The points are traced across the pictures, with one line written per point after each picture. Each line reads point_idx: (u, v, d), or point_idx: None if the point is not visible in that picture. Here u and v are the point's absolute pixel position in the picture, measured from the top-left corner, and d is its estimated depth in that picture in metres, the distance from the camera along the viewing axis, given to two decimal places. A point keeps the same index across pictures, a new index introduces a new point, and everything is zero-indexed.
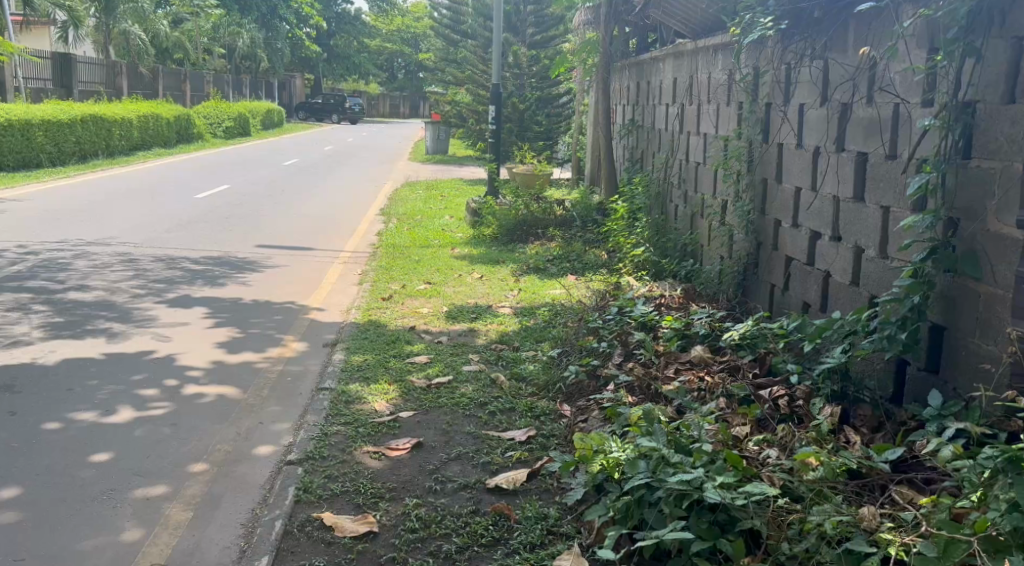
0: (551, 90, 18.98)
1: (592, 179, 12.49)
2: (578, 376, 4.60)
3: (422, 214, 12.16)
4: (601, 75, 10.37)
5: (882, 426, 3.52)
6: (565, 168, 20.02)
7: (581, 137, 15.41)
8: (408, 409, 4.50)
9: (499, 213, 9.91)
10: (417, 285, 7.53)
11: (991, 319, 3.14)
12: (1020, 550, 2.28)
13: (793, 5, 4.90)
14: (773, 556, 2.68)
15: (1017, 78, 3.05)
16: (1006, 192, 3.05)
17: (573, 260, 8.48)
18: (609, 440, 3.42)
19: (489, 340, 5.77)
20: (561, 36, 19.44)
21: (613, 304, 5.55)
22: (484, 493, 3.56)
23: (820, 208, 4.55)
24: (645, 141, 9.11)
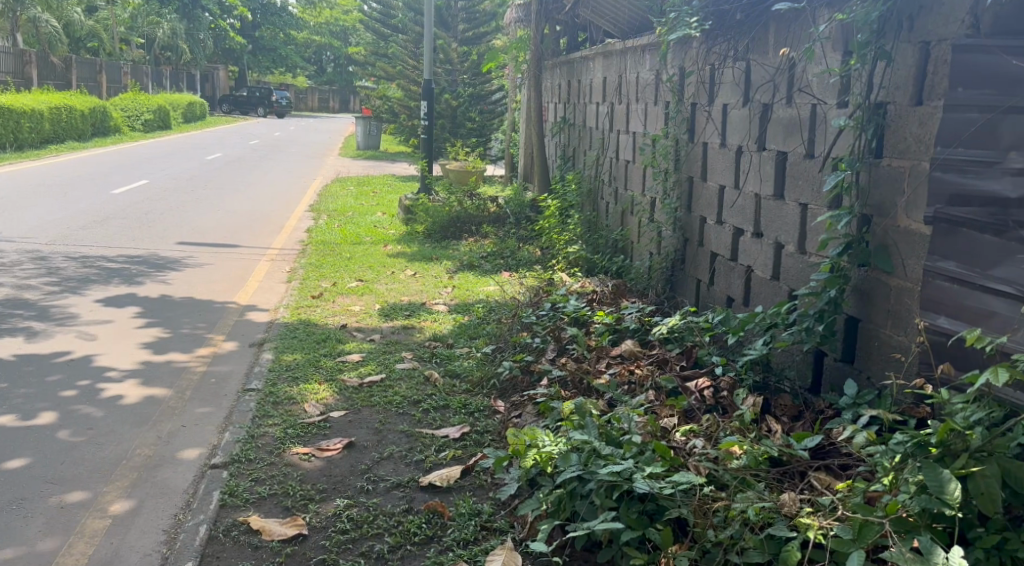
0: (484, 86, 18.98)
1: (526, 176, 12.56)
2: (512, 372, 4.64)
3: (353, 211, 12.06)
4: (533, 71, 10.43)
5: (801, 415, 3.65)
6: (498, 165, 20.03)
7: (515, 134, 15.46)
8: (339, 409, 4.47)
9: (432, 210, 9.89)
10: (350, 282, 7.47)
11: (901, 312, 3.30)
12: (927, 529, 2.43)
13: (717, 7, 5.04)
14: (699, 544, 2.75)
15: (924, 80, 3.20)
16: (915, 190, 3.19)
17: (506, 257, 8.53)
18: (542, 434, 3.45)
19: (422, 337, 5.77)
20: (493, 33, 19.43)
21: (546, 300, 5.62)
22: (417, 491, 3.57)
23: (742, 206, 4.69)
24: (577, 139, 9.21)
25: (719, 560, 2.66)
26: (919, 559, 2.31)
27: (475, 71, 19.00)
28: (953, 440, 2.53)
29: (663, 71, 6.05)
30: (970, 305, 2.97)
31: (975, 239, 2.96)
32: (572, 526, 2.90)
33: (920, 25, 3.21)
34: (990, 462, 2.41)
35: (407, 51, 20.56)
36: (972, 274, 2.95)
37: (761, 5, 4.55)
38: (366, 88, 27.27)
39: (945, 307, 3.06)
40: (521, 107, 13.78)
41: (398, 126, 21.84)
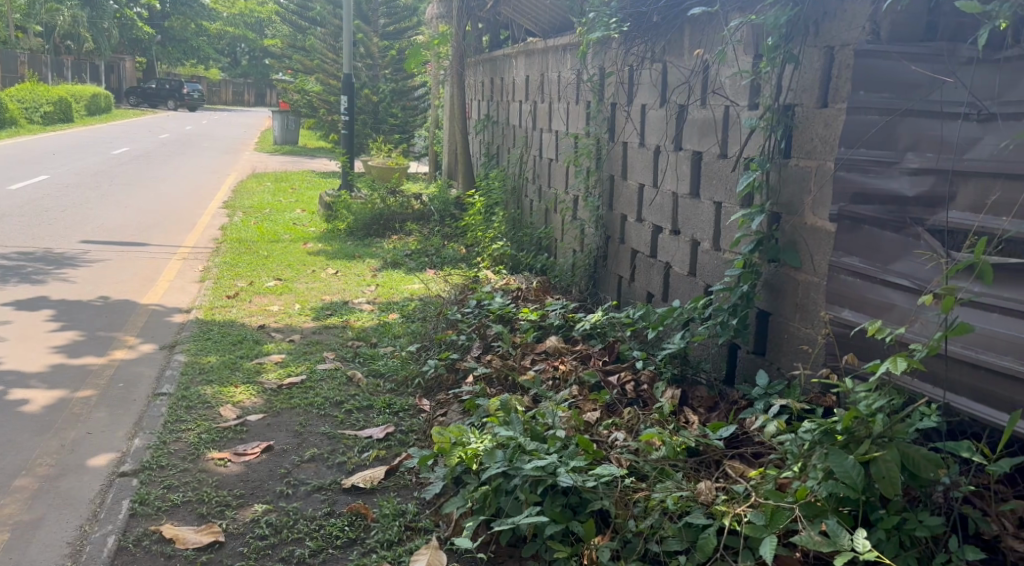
0: (406, 82, 18.78)
1: (451, 173, 12.53)
2: (437, 370, 4.64)
3: (270, 208, 11.83)
4: (456, 69, 10.42)
5: (717, 405, 3.77)
6: (421, 162, 19.89)
7: (439, 131, 15.39)
8: (257, 412, 4.40)
9: (354, 208, 9.79)
10: (267, 282, 7.33)
11: (809, 305, 3.44)
12: (834, 512, 2.56)
13: (634, 9, 5.13)
14: (621, 534, 2.83)
15: (829, 84, 3.33)
16: (821, 189, 3.33)
17: (430, 255, 8.50)
18: (467, 432, 3.46)
19: (345, 336, 5.73)
20: (414, 29, 19.29)
21: (472, 297, 5.63)
22: (340, 493, 3.55)
23: (661, 204, 4.81)
24: (500, 137, 9.25)
25: (639, 550, 2.74)
26: (826, 542, 2.43)
27: (397, 66, 18.81)
28: (857, 427, 2.65)
29: (584, 71, 6.13)
30: (871, 298, 3.12)
31: (876, 235, 3.12)
32: (498, 522, 2.94)
33: (826, 30, 3.34)
34: (890, 447, 2.53)
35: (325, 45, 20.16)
36: (873, 269, 3.11)
37: (676, 8, 4.66)
38: (285, 82, 26.74)
39: (849, 300, 3.22)
40: (444, 104, 13.73)
41: (317, 121, 21.49)
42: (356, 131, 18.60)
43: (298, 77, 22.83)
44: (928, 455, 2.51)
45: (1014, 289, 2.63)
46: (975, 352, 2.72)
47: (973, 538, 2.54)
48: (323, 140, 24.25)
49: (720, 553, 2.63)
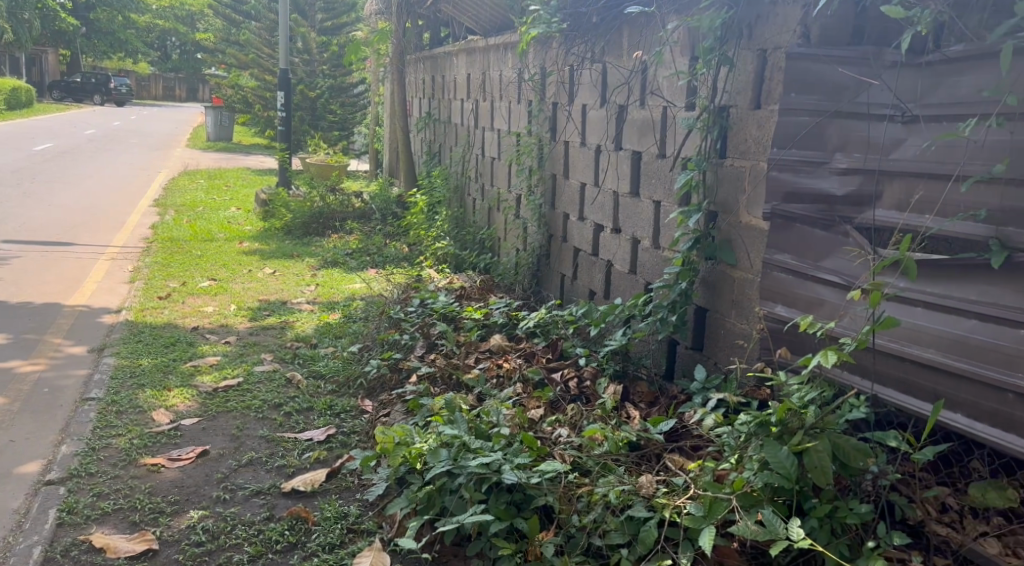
0: (345, 78, 18.55)
1: (392, 171, 12.45)
2: (380, 370, 4.62)
3: (204, 206, 11.59)
4: (396, 66, 10.36)
5: (657, 400, 3.85)
6: (361, 160, 19.70)
7: (379, 128, 15.26)
8: (192, 416, 4.33)
9: (291, 206, 9.65)
10: (201, 282, 7.21)
11: (744, 301, 3.54)
12: (769, 502, 2.64)
13: (574, 10, 5.18)
14: (564, 529, 2.87)
15: (762, 86, 3.43)
16: (755, 188, 3.42)
17: (371, 254, 8.45)
18: (411, 432, 3.45)
19: (284, 337, 5.66)
20: (353, 26, 19.12)
21: (415, 296, 5.62)
22: (280, 497, 3.52)
23: (602, 203, 4.87)
24: (442, 135, 9.25)
25: (582, 544, 2.79)
26: (762, 532, 2.50)
27: (336, 62, 18.59)
28: (791, 419, 2.73)
29: (525, 70, 6.17)
30: (802, 294, 3.22)
31: (808, 233, 3.22)
32: (442, 521, 2.95)
33: (758, 33, 3.44)
34: (822, 438, 2.62)
35: (260, 39, 19.75)
36: (804, 265, 3.21)
37: (614, 9, 4.72)
38: (220, 77, 26.20)
39: (782, 296, 3.31)
40: (384, 101, 13.63)
41: (254, 118, 21.11)
42: (294, 128, 18.33)
43: (232, 72, 22.39)
44: (858, 445, 2.60)
45: (936, 284, 2.74)
46: (901, 345, 2.82)
47: (900, 524, 2.66)
48: (259, 137, 23.85)
49: (661, 545, 2.70)
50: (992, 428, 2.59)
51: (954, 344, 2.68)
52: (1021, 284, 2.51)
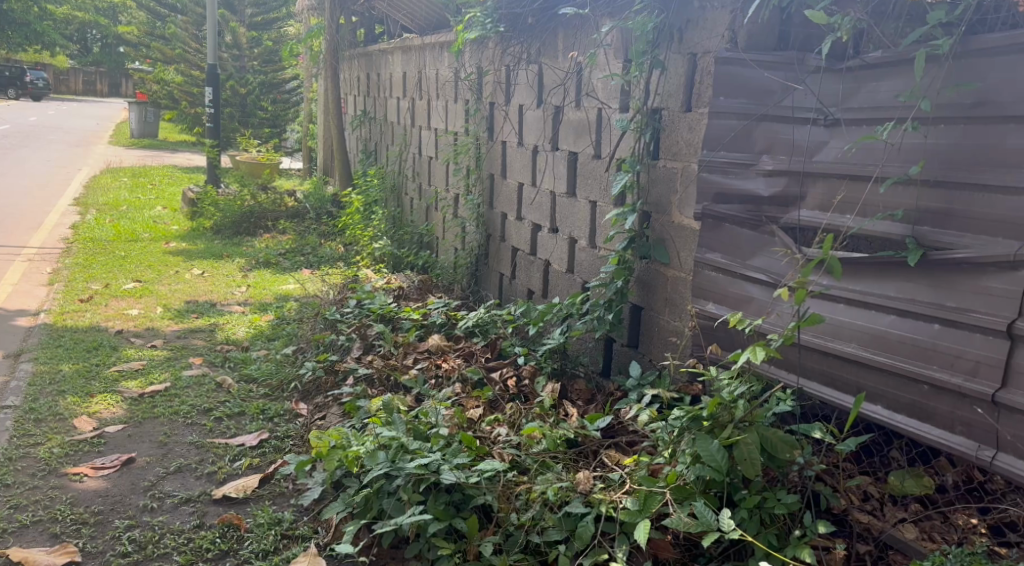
0: (277, 74, 18.05)
1: (326, 169, 12.33)
2: (315, 373, 4.59)
3: (128, 205, 11.29)
4: (330, 62, 10.24)
5: (594, 398, 3.91)
6: (295, 157, 19.41)
7: (311, 126, 15.00)
8: (117, 423, 4.24)
9: (221, 205, 9.47)
10: (125, 283, 7.05)
11: (677, 299, 3.62)
12: (701, 495, 2.71)
13: (509, 11, 5.20)
14: (504, 528, 2.90)
15: (692, 89, 3.51)
16: (686, 189, 3.51)
17: (305, 254, 8.34)
18: (346, 435, 3.43)
19: (214, 340, 5.57)
20: (284, 20, 18.52)
21: (351, 297, 5.59)
22: (210, 504, 3.48)
23: (539, 202, 4.92)
24: (378, 133, 9.19)
25: (521, 542, 2.83)
26: (695, 523, 2.57)
27: (268, 57, 18.07)
28: (721, 413, 2.81)
29: (461, 70, 6.18)
30: (731, 291, 3.33)
31: (736, 233, 3.31)
32: (379, 524, 2.95)
33: (688, 37, 3.51)
34: (750, 431, 2.70)
35: (187, 33, 19.22)
36: (733, 264, 3.30)
37: (550, 10, 4.77)
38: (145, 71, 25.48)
39: (712, 294, 3.41)
40: (317, 98, 13.43)
41: (182, 114, 20.61)
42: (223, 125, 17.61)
43: (157, 66, 21.76)
44: (784, 437, 2.70)
45: (858, 282, 2.85)
46: (825, 340, 2.94)
47: (824, 512, 2.73)
48: (187, 134, 23.26)
49: (598, 540, 2.74)
50: (910, 419, 2.71)
51: (874, 339, 2.80)
52: (936, 280, 2.63)
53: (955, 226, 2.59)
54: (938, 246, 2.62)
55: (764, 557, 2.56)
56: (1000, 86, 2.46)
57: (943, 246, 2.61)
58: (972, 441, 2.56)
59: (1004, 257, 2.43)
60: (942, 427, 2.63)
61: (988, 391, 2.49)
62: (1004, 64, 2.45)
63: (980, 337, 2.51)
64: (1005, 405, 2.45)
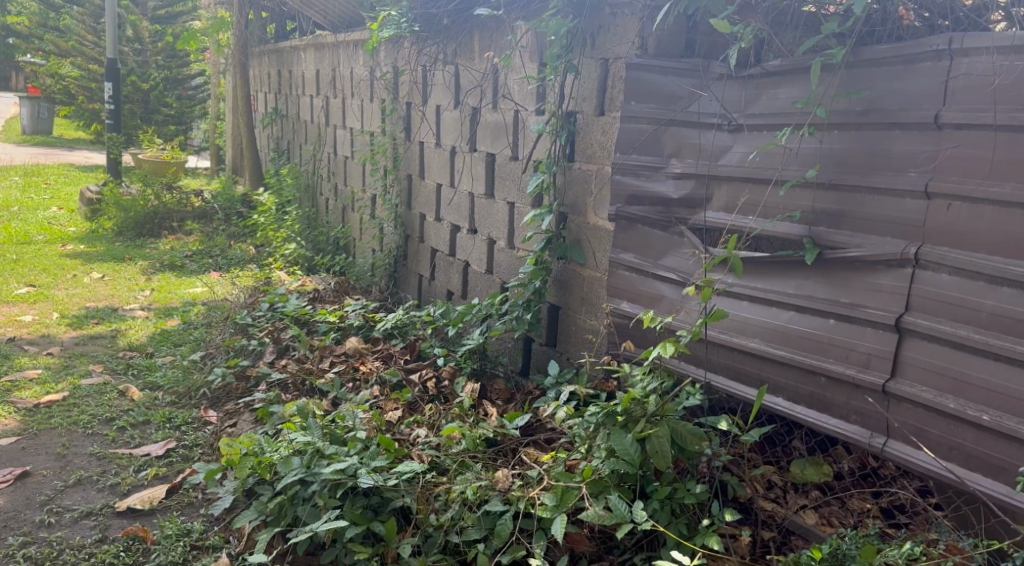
0: (181, 70, 16.50)
1: (235, 169, 12.07)
2: (225, 379, 4.50)
3: (21, 206, 10.80)
4: (239, 58, 10.03)
5: (513, 397, 3.96)
6: (202, 157, 18.85)
7: (217, 126, 14.41)
8: (9, 435, 4.09)
9: (123, 205, 9.17)
10: (18, 288, 6.76)
11: (593, 299, 3.72)
12: (616, 488, 2.78)
13: (425, 11, 5.20)
14: (422, 529, 2.93)
15: (605, 93, 3.59)
16: (601, 192, 3.61)
17: (213, 256, 8.13)
18: (259, 441, 3.37)
19: (115, 347, 5.40)
20: (191, 13, 16.63)
21: (263, 300, 5.51)
22: (113, 517, 3.40)
23: (458, 204, 4.95)
24: (291, 132, 9.06)
25: (439, 542, 2.86)
26: (610, 516, 2.65)
27: (171, 52, 16.46)
28: (634, 408, 2.91)
29: (376, 69, 6.16)
30: (644, 290, 3.44)
31: (648, 233, 3.42)
32: (294, 531, 2.92)
33: (599, 43, 3.60)
34: (662, 425, 2.80)
35: (83, 25, 18.10)
36: (646, 264, 3.41)
37: (465, 11, 4.80)
38: (38, 64, 24.36)
39: (626, 293, 3.51)
40: (225, 94, 13.03)
41: (76, 110, 19.76)
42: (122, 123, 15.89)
43: (51, 58, 20.72)
44: (693, 430, 2.80)
45: (760, 280, 2.99)
46: (732, 336, 3.07)
47: (732, 501, 2.84)
48: (85, 131, 22.39)
49: (516, 537, 2.80)
50: (809, 409, 2.85)
51: (776, 334, 2.94)
52: (832, 278, 2.78)
53: (848, 226, 2.72)
54: (833, 245, 2.75)
55: (675, 546, 2.64)
56: (888, 95, 2.61)
57: (837, 246, 2.74)
58: (866, 429, 2.71)
59: (893, 255, 2.58)
60: (838, 417, 2.78)
61: (879, 381, 2.64)
62: (890, 74, 2.61)
63: (871, 331, 2.67)
64: (894, 394, 2.61)
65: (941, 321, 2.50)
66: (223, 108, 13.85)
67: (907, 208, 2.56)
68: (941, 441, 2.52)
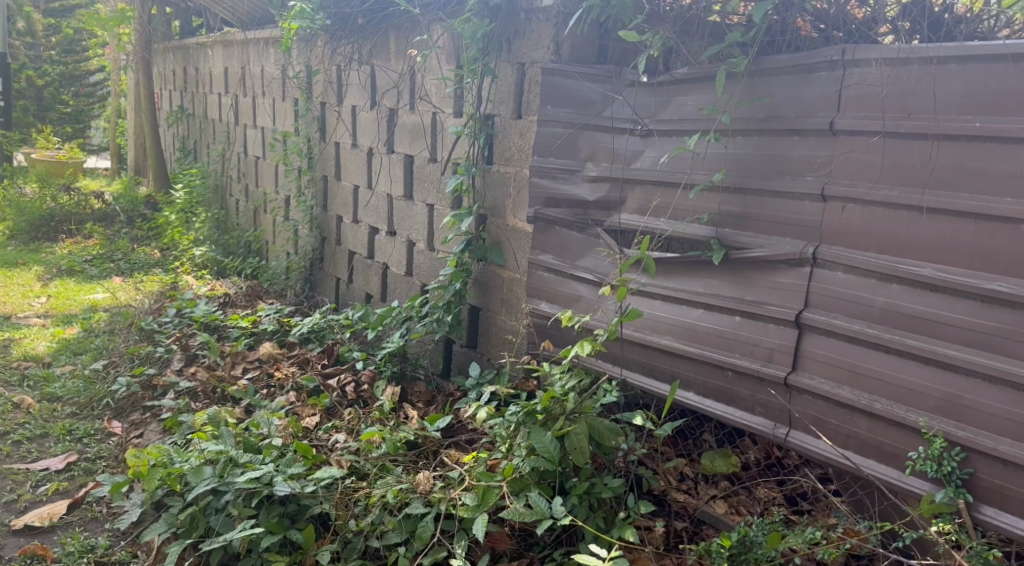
0: (79, 65, 15.58)
1: (137, 170, 11.69)
2: (129, 388, 4.36)
3: None
4: (141, 53, 9.71)
5: (434, 399, 3.99)
6: (101, 157, 18.11)
7: (116, 124, 13.87)
8: None
9: (17, 208, 8.76)
10: None
11: (512, 299, 3.78)
12: (535, 485, 2.84)
13: (338, 10, 5.17)
14: (341, 535, 2.94)
15: (522, 97, 3.65)
16: (519, 194, 3.67)
17: (115, 260, 7.86)
18: (167, 451, 3.26)
19: (9, 357, 5.17)
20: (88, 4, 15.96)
21: (170, 306, 5.37)
22: (9, 536, 3.29)
23: (376, 206, 4.94)
24: (199, 131, 8.86)
25: (359, 548, 2.88)
26: (530, 513, 2.71)
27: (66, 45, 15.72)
28: (554, 407, 2.98)
29: (289, 67, 6.08)
30: (562, 290, 3.51)
31: (565, 235, 3.50)
32: (207, 541, 2.88)
33: (515, 47, 3.65)
34: (579, 422, 2.87)
35: None
36: (563, 265, 3.49)
37: (379, 12, 4.79)
38: None
39: (545, 293, 3.59)
40: (127, 92, 12.59)
41: None
42: (14, 119, 14.90)
43: None
44: (610, 426, 2.88)
45: (671, 279, 3.10)
46: (646, 335, 3.17)
47: (646, 494, 2.93)
48: None
49: (437, 538, 2.82)
50: (717, 403, 2.97)
51: (686, 332, 3.05)
52: (737, 277, 2.90)
53: (751, 228, 2.85)
54: (737, 245, 2.88)
55: (594, 539, 2.72)
56: (788, 102, 2.75)
57: (742, 246, 2.87)
58: (770, 420, 2.84)
59: (792, 255, 2.72)
60: (745, 409, 2.90)
61: (782, 375, 2.77)
62: (789, 83, 2.74)
63: (774, 327, 2.80)
64: (796, 386, 2.74)
65: (837, 316, 2.64)
66: (125, 105, 13.38)
67: (805, 210, 2.70)
68: (838, 430, 2.67)
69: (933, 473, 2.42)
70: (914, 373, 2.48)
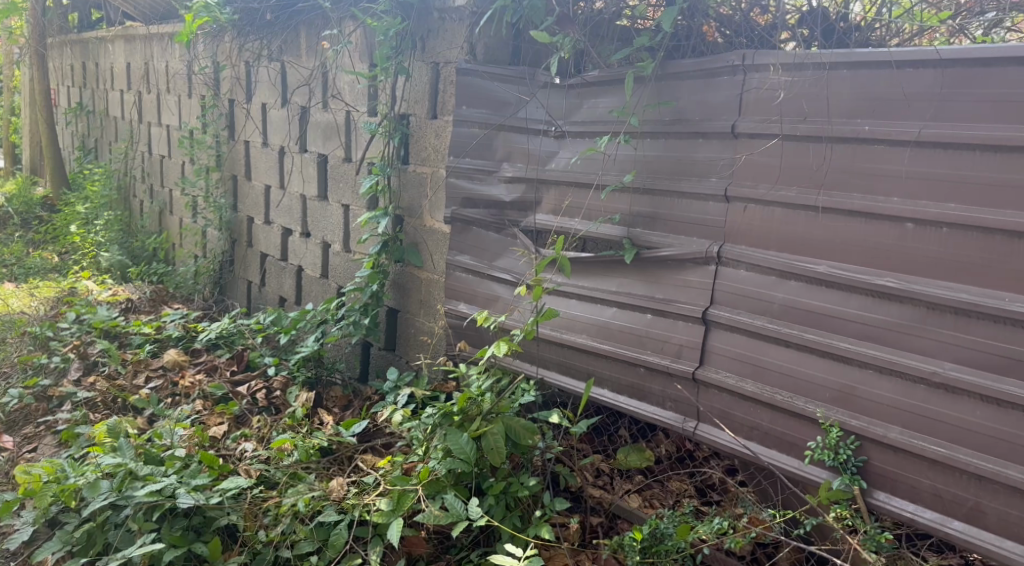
0: None
1: (33, 169, 11.19)
2: (21, 400, 4.16)
3: None
4: (36, 47, 9.28)
5: (351, 403, 3.95)
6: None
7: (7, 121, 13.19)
8: None
9: None
10: None
11: (429, 300, 3.77)
12: (452, 487, 2.84)
13: (246, 5, 5.06)
14: (250, 546, 2.88)
15: (437, 97, 3.64)
16: (435, 194, 3.66)
17: (9, 264, 7.48)
18: (62, 466, 3.13)
19: None
20: None
21: (68, 312, 5.16)
22: None
23: (288, 206, 4.86)
24: (100, 129, 8.52)
25: (269, 558, 2.82)
26: (445, 515, 2.70)
27: None
28: (470, 408, 2.98)
29: (194, 62, 5.92)
30: (479, 291, 3.52)
31: (482, 235, 3.51)
32: (104, 559, 2.77)
33: (429, 46, 3.64)
34: (495, 422, 2.88)
35: None
36: (480, 265, 3.50)
37: (288, 8, 4.71)
38: None
39: (463, 294, 3.59)
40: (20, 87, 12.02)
41: None
42: None
43: None
44: (526, 424, 2.90)
45: (586, 279, 3.15)
46: (561, 334, 3.21)
47: (563, 491, 2.96)
48: None
49: (351, 546, 2.81)
50: (630, 399, 3.03)
51: (600, 330, 3.10)
52: (648, 276, 2.96)
53: (661, 228, 2.91)
54: (648, 245, 2.94)
55: (510, 539, 2.73)
56: (694, 106, 2.82)
57: (652, 246, 2.93)
58: (680, 414, 2.91)
59: (699, 254, 2.79)
60: (656, 404, 2.97)
61: (690, 369, 2.84)
62: (695, 87, 2.81)
63: (682, 324, 2.87)
64: (703, 380, 2.82)
65: (741, 312, 2.73)
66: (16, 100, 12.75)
67: (711, 210, 2.78)
68: (743, 422, 2.75)
69: (831, 461, 2.52)
70: (812, 366, 2.58)
